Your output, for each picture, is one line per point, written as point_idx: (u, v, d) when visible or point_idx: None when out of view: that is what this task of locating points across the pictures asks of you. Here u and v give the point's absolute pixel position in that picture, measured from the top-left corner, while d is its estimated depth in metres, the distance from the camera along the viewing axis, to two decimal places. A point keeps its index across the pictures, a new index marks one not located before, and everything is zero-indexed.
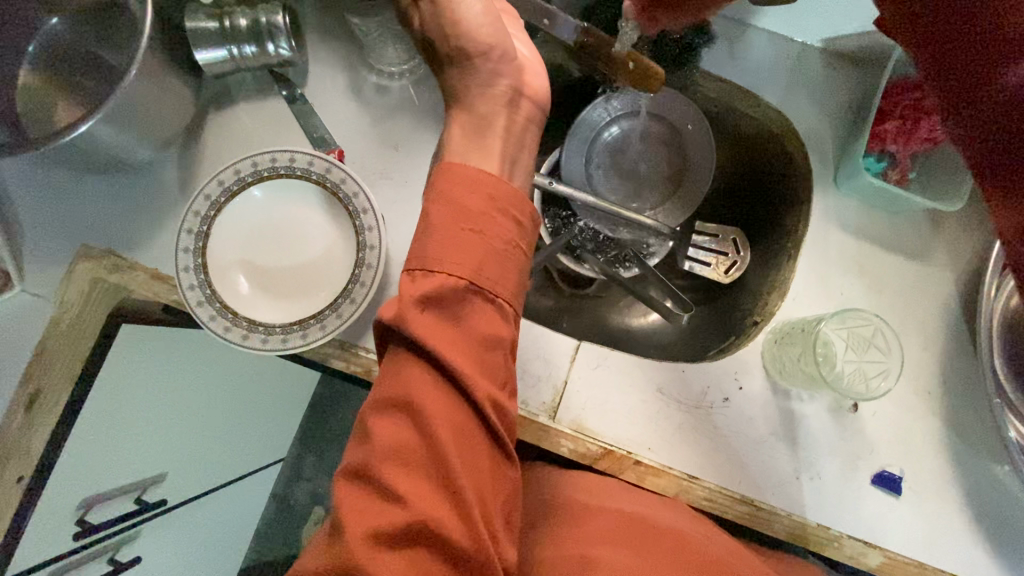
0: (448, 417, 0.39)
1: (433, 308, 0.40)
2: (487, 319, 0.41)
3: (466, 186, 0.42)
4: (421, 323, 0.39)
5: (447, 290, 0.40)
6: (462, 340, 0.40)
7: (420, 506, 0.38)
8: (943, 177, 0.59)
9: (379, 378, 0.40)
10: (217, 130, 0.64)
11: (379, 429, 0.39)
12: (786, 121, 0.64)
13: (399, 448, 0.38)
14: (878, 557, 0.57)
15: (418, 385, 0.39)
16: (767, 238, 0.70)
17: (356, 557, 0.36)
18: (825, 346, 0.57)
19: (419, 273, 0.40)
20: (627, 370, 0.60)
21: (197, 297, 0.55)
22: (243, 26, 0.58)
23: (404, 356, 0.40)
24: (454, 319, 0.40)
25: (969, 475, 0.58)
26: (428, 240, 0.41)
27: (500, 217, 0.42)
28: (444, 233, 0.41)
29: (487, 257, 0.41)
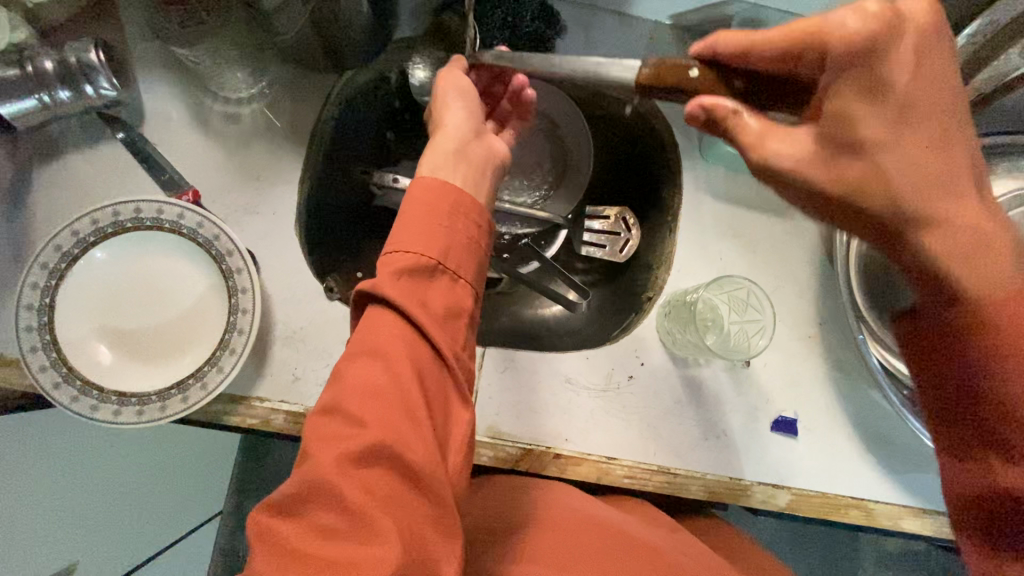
0: (412, 361, 0.37)
1: (409, 279, 0.39)
2: (447, 294, 0.40)
3: (434, 191, 0.42)
4: (392, 291, 0.38)
5: (418, 269, 0.39)
6: (428, 300, 0.39)
7: (383, 432, 0.35)
8: None
9: (354, 336, 0.38)
10: (46, 186, 0.56)
11: (351, 371, 0.37)
12: (647, 100, 0.66)
13: (368, 379, 0.36)
14: (786, 497, 0.61)
15: (388, 332, 0.37)
16: (651, 213, 0.73)
17: (325, 476, 0.34)
18: (710, 311, 0.63)
19: (395, 256, 0.39)
20: (534, 367, 0.60)
21: (52, 379, 0.50)
22: (50, 70, 0.52)
23: (378, 310, 0.38)
24: (420, 288, 0.39)
25: (853, 403, 0.63)
26: (401, 224, 0.41)
27: (455, 212, 0.41)
28: (410, 220, 0.41)
29: (452, 242, 0.41)
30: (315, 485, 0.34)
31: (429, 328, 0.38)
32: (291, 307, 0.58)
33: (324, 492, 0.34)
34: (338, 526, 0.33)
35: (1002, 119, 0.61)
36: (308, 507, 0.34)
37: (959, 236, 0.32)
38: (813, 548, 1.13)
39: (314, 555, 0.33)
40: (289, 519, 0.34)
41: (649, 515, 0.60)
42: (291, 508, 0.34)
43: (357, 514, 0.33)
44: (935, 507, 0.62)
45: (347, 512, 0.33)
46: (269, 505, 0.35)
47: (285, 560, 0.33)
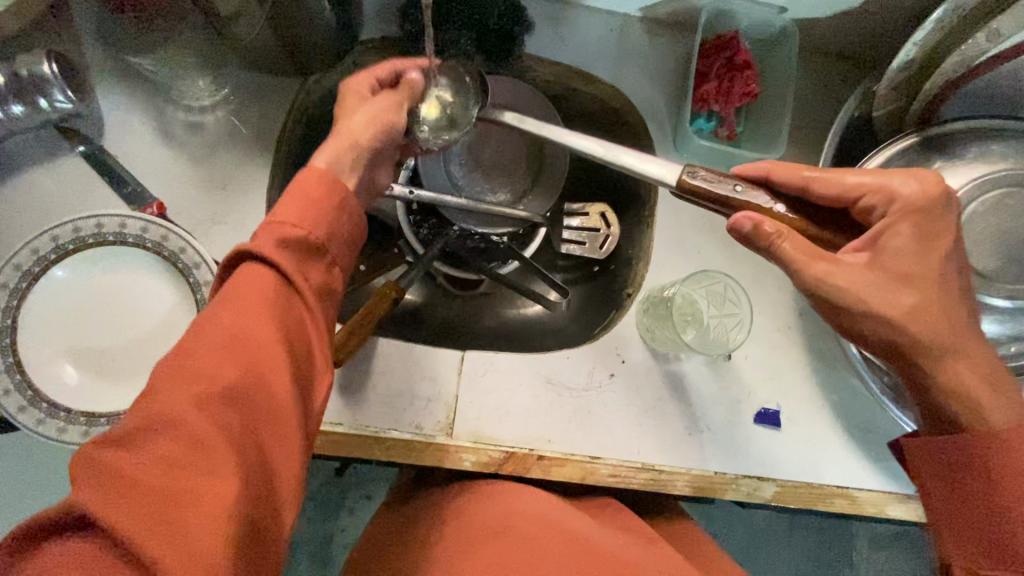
0: (281, 317, 0.36)
1: (295, 245, 0.38)
2: (324, 272, 0.40)
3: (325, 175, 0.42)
4: (276, 266, 0.37)
5: (300, 241, 0.39)
6: (308, 273, 0.39)
7: (244, 383, 0.33)
8: (763, 126, 0.63)
9: (225, 285, 0.36)
10: (5, 203, 0.55)
11: (216, 320, 0.35)
12: (620, 95, 0.65)
13: (236, 325, 0.35)
14: (771, 488, 0.61)
15: (263, 287, 0.36)
16: (630, 209, 0.72)
17: (173, 412, 0.31)
18: (690, 306, 0.62)
19: (280, 229, 0.38)
20: (514, 369, 0.60)
21: (17, 403, 0.49)
22: (1, 84, 0.51)
23: (252, 265, 0.37)
24: (300, 263, 0.39)
25: (836, 393, 0.63)
26: (292, 195, 0.40)
27: (346, 198, 0.42)
28: (297, 194, 0.40)
29: (342, 222, 0.41)
30: (163, 422, 0.30)
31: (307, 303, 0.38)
32: None
33: (171, 428, 0.31)
34: (178, 459, 0.30)
35: (977, 103, 0.61)
36: (145, 443, 0.30)
37: (977, 364, 0.41)
38: (807, 534, 1.14)
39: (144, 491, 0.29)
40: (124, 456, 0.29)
41: (630, 525, 0.61)
42: (125, 442, 0.30)
43: (204, 456, 0.31)
44: None
45: (192, 451, 0.30)
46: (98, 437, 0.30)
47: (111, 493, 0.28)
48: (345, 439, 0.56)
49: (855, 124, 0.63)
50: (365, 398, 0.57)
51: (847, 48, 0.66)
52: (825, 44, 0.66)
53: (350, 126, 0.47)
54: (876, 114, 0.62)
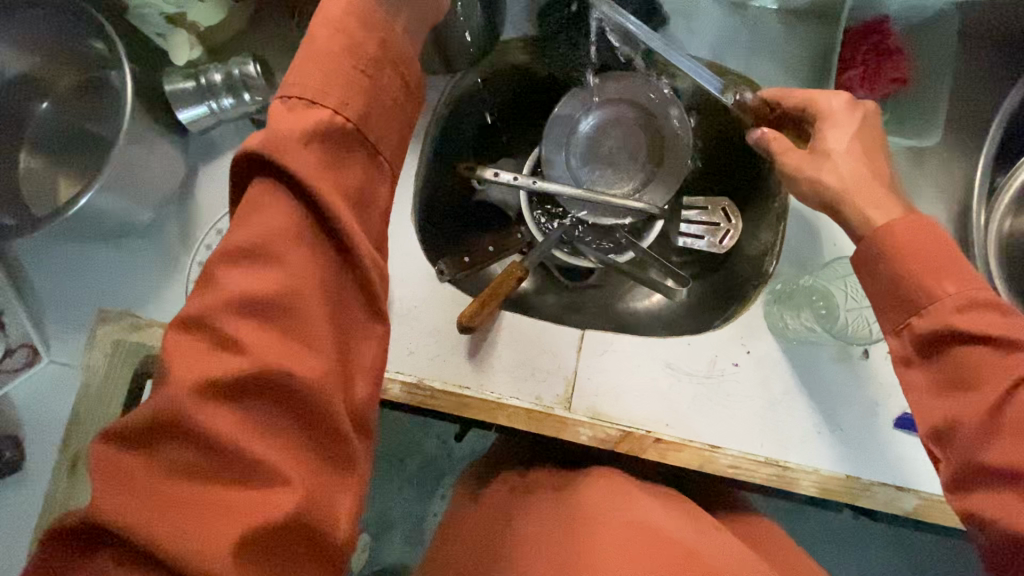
0: (308, 266, 0.34)
1: (319, 143, 0.35)
2: (363, 169, 0.38)
3: (328, 26, 0.38)
4: (298, 162, 0.34)
5: (322, 122, 0.35)
6: (343, 179, 0.36)
7: (260, 355, 0.32)
8: (918, 115, 0.59)
9: (237, 218, 0.34)
10: (208, 181, 0.66)
11: (231, 276, 0.33)
12: (753, 85, 0.65)
13: (252, 284, 0.33)
14: (912, 500, 0.57)
15: (278, 219, 0.34)
16: (756, 204, 0.72)
17: (182, 404, 0.31)
18: (824, 296, 0.61)
19: (291, 101, 0.36)
20: (633, 350, 0.61)
21: None
22: (218, 81, 0.61)
23: (264, 188, 0.34)
24: (330, 152, 0.36)
25: None
26: (307, 62, 0.37)
27: (367, 36, 0.38)
28: (309, 50, 0.37)
29: (369, 100, 0.38)
30: (167, 418, 0.31)
31: (335, 215, 0.34)
32: (406, 287, 0.63)
33: (180, 426, 0.31)
34: (198, 464, 0.31)
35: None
36: (163, 444, 0.31)
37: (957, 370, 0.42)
38: None
39: (164, 492, 0.30)
40: (140, 458, 0.31)
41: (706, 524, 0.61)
42: (139, 440, 0.31)
43: (222, 450, 0.31)
44: None
45: (210, 447, 0.31)
46: (116, 435, 0.31)
47: (129, 495, 0.30)
48: (470, 401, 0.60)
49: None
50: (492, 366, 0.61)
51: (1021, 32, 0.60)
52: (988, 28, 0.61)
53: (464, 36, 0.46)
54: None
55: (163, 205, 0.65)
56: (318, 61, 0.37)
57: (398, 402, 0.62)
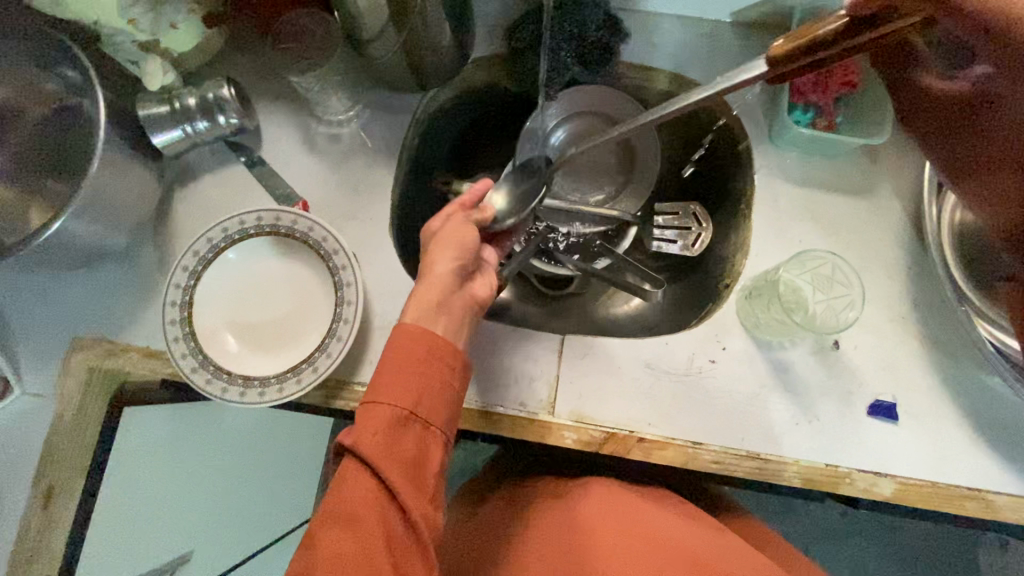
0: (381, 529, 0.43)
1: (387, 432, 0.46)
2: (423, 442, 0.48)
3: (409, 344, 0.50)
4: (373, 446, 0.45)
5: (390, 417, 0.47)
6: (400, 449, 0.46)
7: None
8: (867, 116, 0.63)
9: (329, 491, 0.45)
10: (185, 204, 0.66)
11: (317, 542, 0.43)
12: (713, 94, 0.68)
13: (336, 548, 0.42)
14: (890, 486, 0.58)
15: (355, 494, 0.44)
16: (722, 206, 0.74)
17: None
18: (793, 293, 0.61)
19: (373, 404, 0.47)
20: (612, 352, 0.62)
21: (191, 364, 0.58)
22: (193, 104, 0.62)
23: (347, 466, 0.45)
24: (395, 438, 0.46)
25: (963, 389, 0.60)
26: (380, 380, 0.49)
27: (442, 346, 0.51)
28: (390, 372, 0.49)
29: (426, 391, 0.49)
30: None
31: (396, 485, 0.44)
32: (386, 301, 0.64)
33: None
34: None
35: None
36: None
37: None
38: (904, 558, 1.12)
39: None
40: None
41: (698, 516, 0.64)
42: None
43: None
44: None
45: None
46: None
47: None
48: None
49: None
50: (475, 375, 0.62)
51: None
52: None
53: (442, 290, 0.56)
54: None
55: (137, 230, 0.64)
56: (395, 397, 0.47)
57: None
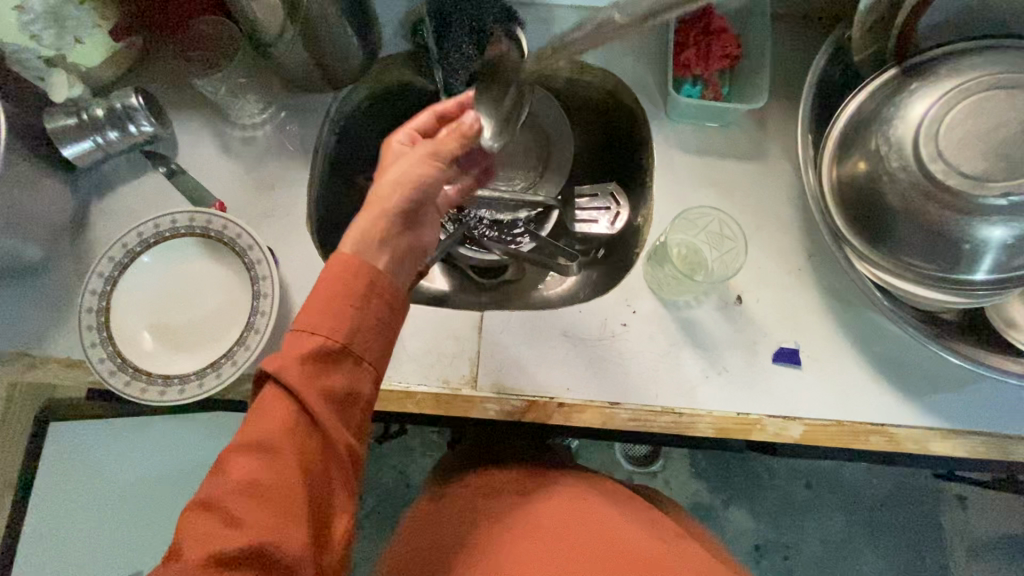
0: (297, 459, 0.41)
1: (313, 364, 0.42)
2: (351, 379, 0.44)
3: (342, 276, 0.44)
4: (295, 378, 0.41)
5: (314, 348, 0.42)
6: (325, 382, 0.42)
7: (255, 529, 0.39)
8: (748, 85, 0.67)
9: (244, 420, 0.42)
10: (101, 214, 0.67)
11: (232, 463, 0.41)
12: (611, 75, 0.72)
13: (253, 472, 0.40)
14: (798, 428, 0.61)
15: (274, 421, 0.41)
16: (635, 184, 0.78)
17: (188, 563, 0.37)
18: (690, 250, 0.66)
19: (303, 332, 0.43)
20: (529, 323, 0.64)
21: (109, 367, 0.58)
22: (100, 114, 0.63)
23: (268, 395, 0.42)
24: (318, 372, 0.42)
25: (858, 330, 0.63)
26: (314, 300, 0.43)
27: (378, 281, 0.45)
28: (316, 298, 0.43)
29: (361, 326, 0.44)
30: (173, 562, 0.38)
31: (319, 420, 0.42)
32: (306, 293, 0.65)
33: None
34: None
35: (978, 29, 0.61)
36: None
37: None
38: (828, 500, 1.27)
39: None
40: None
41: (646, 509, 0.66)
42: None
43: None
44: (966, 428, 0.61)
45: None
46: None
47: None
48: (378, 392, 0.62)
49: (834, 71, 0.66)
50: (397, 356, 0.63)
51: (824, 7, 0.70)
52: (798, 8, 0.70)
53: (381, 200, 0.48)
54: (857, 61, 0.65)
55: (53, 243, 0.65)
56: (325, 328, 0.43)
57: None
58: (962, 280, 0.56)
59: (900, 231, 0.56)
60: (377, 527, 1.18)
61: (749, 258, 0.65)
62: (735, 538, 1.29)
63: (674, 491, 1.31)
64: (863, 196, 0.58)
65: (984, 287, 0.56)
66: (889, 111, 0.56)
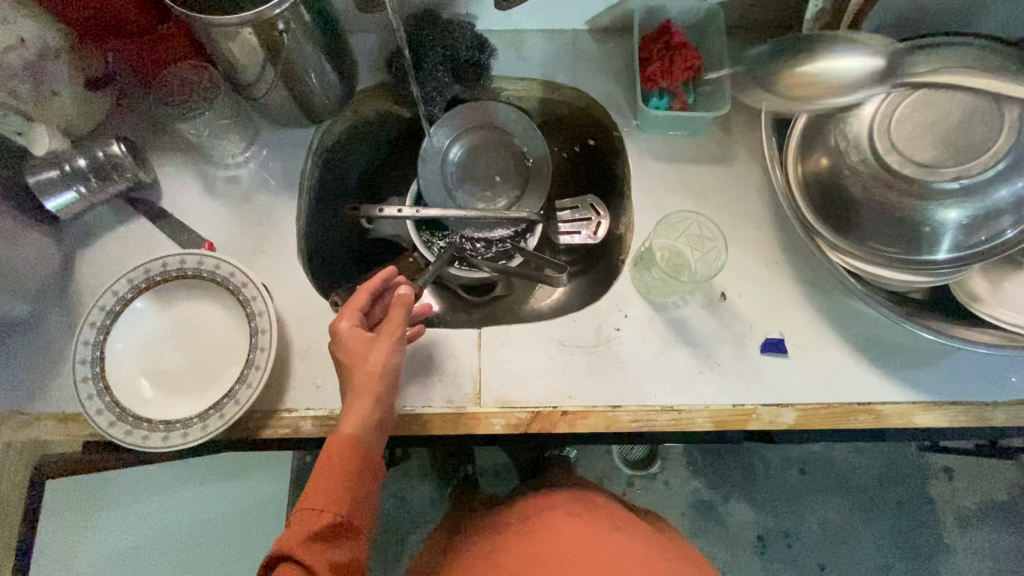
0: None
1: (318, 540, 0.46)
2: (346, 549, 0.47)
3: (342, 454, 0.49)
4: (306, 559, 0.44)
5: (322, 526, 0.46)
6: (329, 558, 0.45)
7: None
8: (712, 93, 0.71)
9: None
10: (88, 264, 0.66)
11: None
12: (582, 93, 0.75)
13: None
14: (792, 413, 0.63)
15: None
16: (612, 193, 0.82)
17: None
18: (672, 255, 0.69)
19: (309, 509, 0.47)
20: (526, 337, 0.65)
21: (108, 418, 0.57)
22: (83, 165, 0.63)
23: None
24: (324, 550, 0.46)
25: (836, 316, 0.67)
26: (316, 482, 0.48)
27: (368, 452, 0.50)
28: (321, 478, 0.48)
29: (356, 493, 0.48)
30: None
31: None
32: (303, 325, 0.65)
33: None
34: None
35: (914, 29, 0.67)
36: None
37: None
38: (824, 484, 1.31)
39: None
40: None
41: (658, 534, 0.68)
42: None
43: None
44: (945, 399, 0.64)
45: None
46: None
47: None
48: None
49: None
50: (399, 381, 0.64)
51: (772, 18, 0.75)
52: (748, 21, 0.75)
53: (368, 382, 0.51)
54: None
55: (39, 296, 0.64)
56: (328, 496, 0.47)
57: (315, 438, 0.63)
58: (927, 261, 0.60)
59: (866, 219, 0.60)
60: (383, 558, 1.16)
61: (728, 256, 0.68)
62: (739, 532, 1.31)
63: (675, 491, 1.33)
64: (829, 190, 0.62)
65: (947, 265, 0.60)
66: (843, 110, 0.61)
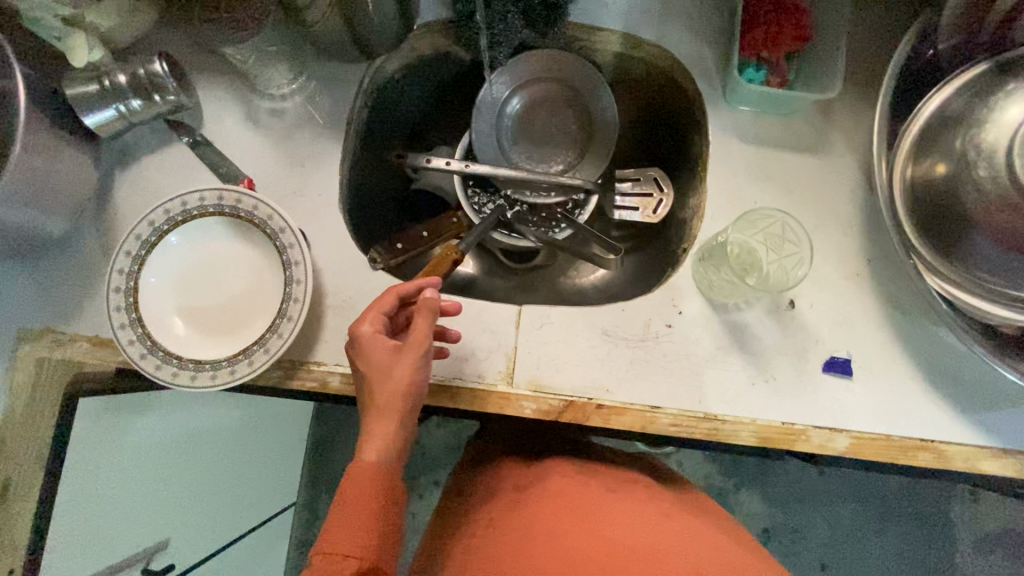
0: None
1: None
2: None
3: (364, 485, 0.46)
4: None
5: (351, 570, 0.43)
6: None
7: None
8: (818, 70, 0.62)
9: None
10: (127, 187, 0.64)
11: None
12: (668, 54, 0.67)
13: None
14: (845, 440, 0.59)
15: None
16: (681, 170, 0.74)
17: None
18: (746, 254, 0.61)
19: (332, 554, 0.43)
20: (569, 321, 0.61)
21: (139, 350, 0.57)
22: (124, 82, 0.59)
23: None
24: None
25: (914, 341, 0.60)
26: (336, 519, 0.44)
27: (394, 481, 0.47)
28: (343, 516, 0.44)
29: (382, 530, 0.45)
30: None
31: None
32: (338, 278, 0.62)
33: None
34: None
35: None
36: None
37: None
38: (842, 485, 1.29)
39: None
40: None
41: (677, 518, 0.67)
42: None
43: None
44: (1019, 448, 0.58)
45: None
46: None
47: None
48: None
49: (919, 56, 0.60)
50: None
51: None
52: None
53: (391, 398, 0.48)
54: (942, 48, 0.58)
55: (79, 215, 0.63)
56: (353, 538, 0.44)
57: (341, 394, 0.62)
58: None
59: (977, 243, 0.52)
60: None
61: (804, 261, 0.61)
62: (747, 521, 1.30)
63: (688, 473, 1.32)
64: (942, 203, 0.54)
65: None
66: (981, 113, 0.52)
